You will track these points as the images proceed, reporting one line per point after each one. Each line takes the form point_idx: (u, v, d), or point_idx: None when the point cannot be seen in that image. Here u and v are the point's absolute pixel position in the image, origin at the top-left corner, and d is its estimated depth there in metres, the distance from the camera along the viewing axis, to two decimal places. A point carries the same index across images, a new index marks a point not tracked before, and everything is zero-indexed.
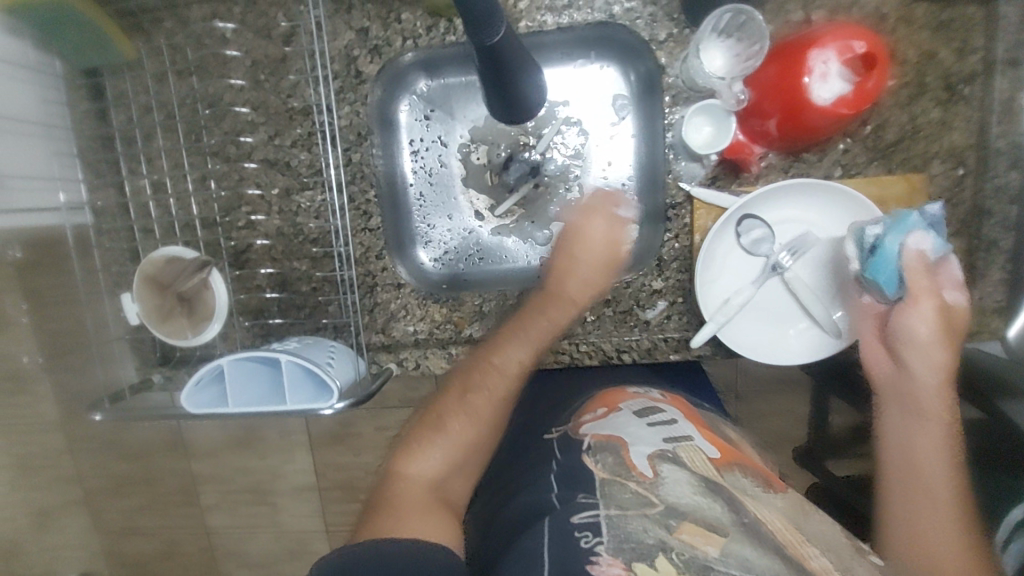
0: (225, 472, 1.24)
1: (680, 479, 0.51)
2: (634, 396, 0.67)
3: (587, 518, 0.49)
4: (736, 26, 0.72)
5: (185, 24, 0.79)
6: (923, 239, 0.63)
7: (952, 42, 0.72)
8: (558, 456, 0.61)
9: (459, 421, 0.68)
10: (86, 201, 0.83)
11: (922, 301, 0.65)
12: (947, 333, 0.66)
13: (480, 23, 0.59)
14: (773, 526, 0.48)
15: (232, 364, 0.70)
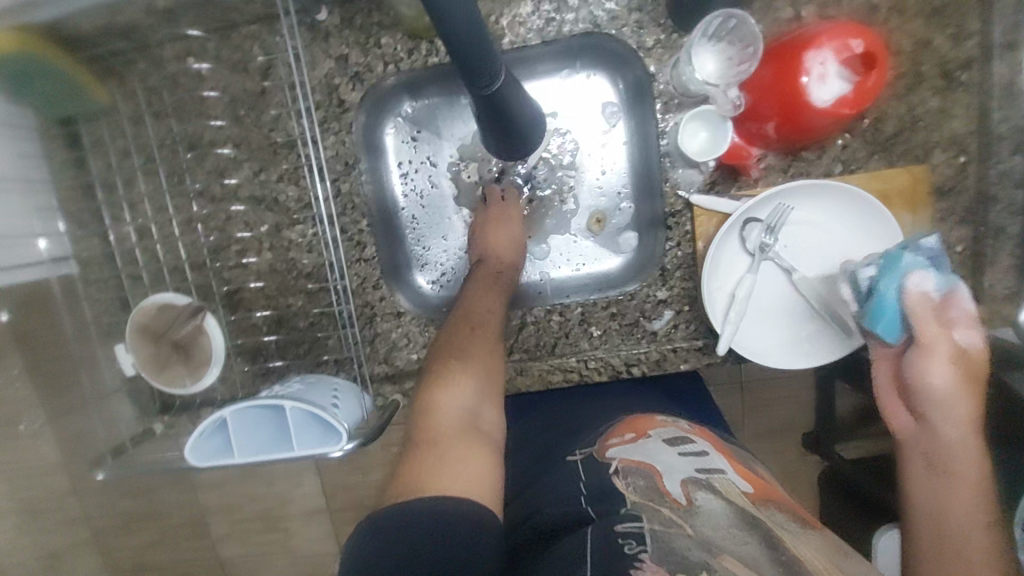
0: (233, 500, 1.21)
1: (716, 509, 0.48)
2: (665, 424, 0.64)
3: (631, 527, 0.46)
4: (726, 30, 0.70)
5: (158, 65, 0.76)
6: (924, 279, 0.60)
7: (947, 29, 0.71)
8: (582, 478, 0.58)
9: (477, 357, 0.64)
10: (70, 252, 0.80)
11: (936, 347, 0.60)
12: (968, 386, 0.61)
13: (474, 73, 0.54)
14: (811, 563, 0.44)
15: (235, 414, 0.68)
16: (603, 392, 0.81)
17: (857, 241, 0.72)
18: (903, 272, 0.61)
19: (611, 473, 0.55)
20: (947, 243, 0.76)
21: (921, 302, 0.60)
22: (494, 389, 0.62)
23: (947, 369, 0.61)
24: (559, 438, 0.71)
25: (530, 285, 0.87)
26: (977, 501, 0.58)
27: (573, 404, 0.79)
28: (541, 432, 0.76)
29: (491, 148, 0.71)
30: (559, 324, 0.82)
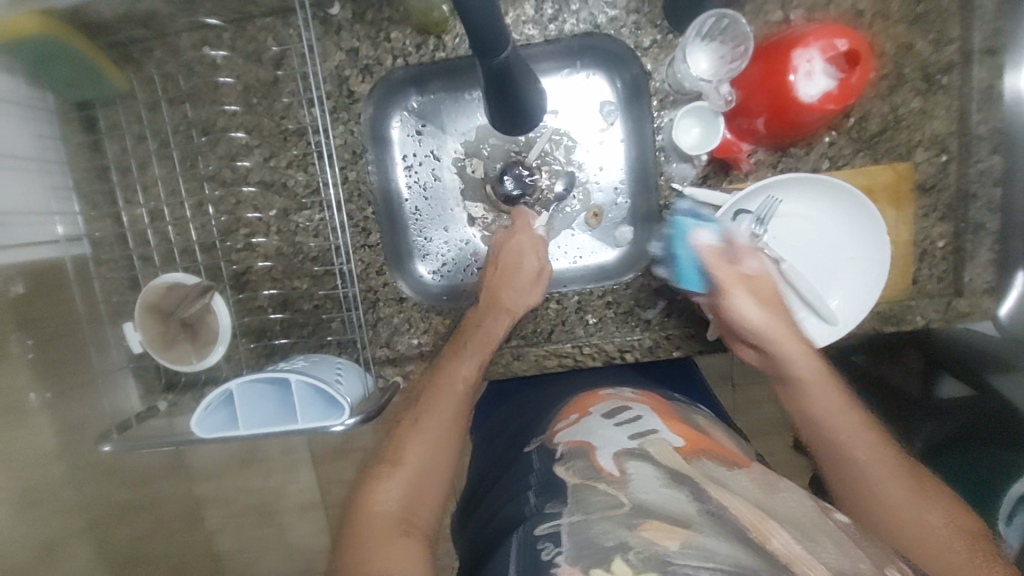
0: (228, 494, 1.25)
1: (646, 475, 0.52)
2: (607, 398, 0.71)
3: (550, 529, 0.49)
4: (719, 29, 0.73)
5: (176, 53, 0.79)
6: (705, 235, 0.72)
7: (928, 34, 0.75)
8: (536, 468, 0.63)
9: (416, 445, 0.66)
10: (84, 232, 0.82)
11: (733, 286, 0.70)
12: (771, 306, 0.71)
13: (487, 45, 0.60)
14: (737, 510, 0.47)
15: (241, 387, 0.70)
16: (587, 375, 0.84)
17: (840, 233, 0.75)
18: (687, 233, 0.73)
19: (556, 461, 0.60)
20: (929, 238, 0.80)
21: (708, 254, 0.71)
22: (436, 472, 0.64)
23: (748, 298, 0.71)
24: (532, 417, 0.77)
25: None
26: (832, 403, 0.68)
27: (569, 386, 0.82)
28: (519, 415, 0.79)
29: (496, 129, 0.77)
30: (557, 311, 0.85)
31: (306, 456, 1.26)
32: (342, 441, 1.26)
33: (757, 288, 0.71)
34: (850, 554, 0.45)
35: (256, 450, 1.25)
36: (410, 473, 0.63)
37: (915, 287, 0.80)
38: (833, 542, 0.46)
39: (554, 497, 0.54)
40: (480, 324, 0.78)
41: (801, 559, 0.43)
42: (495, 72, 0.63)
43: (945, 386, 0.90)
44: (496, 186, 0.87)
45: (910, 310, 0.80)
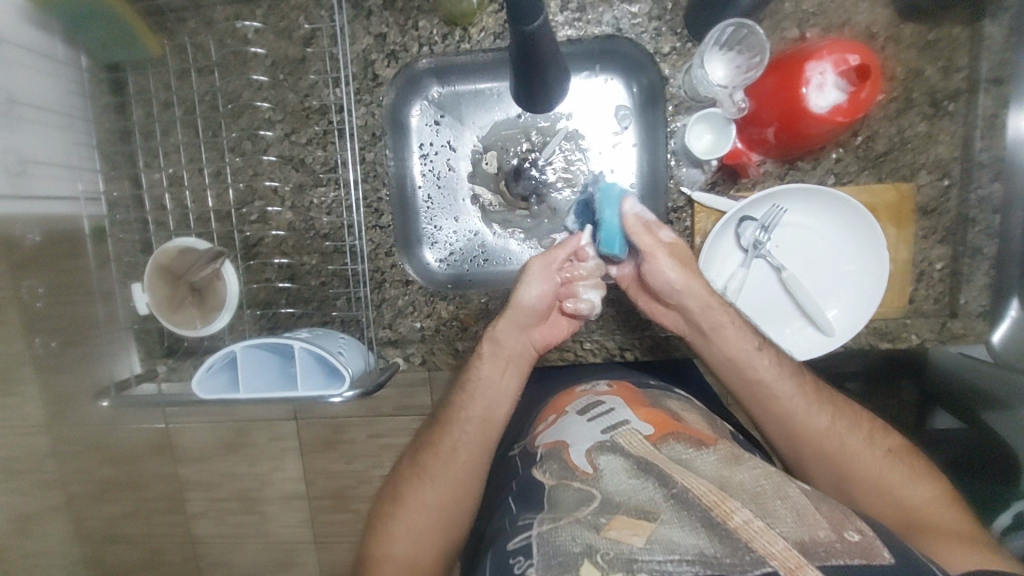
0: (213, 477, 1.25)
1: (615, 468, 0.57)
2: (582, 395, 0.77)
3: (521, 541, 0.54)
4: (737, 39, 0.77)
5: (209, 24, 0.81)
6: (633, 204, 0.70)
7: (938, 61, 0.77)
8: (520, 472, 0.70)
9: (414, 487, 0.73)
10: (102, 191, 0.83)
11: (658, 251, 0.69)
12: (691, 268, 0.71)
13: (522, 9, 0.62)
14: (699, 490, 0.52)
15: (244, 351, 0.71)
16: (582, 370, 0.87)
17: (841, 246, 0.77)
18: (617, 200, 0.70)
19: (536, 466, 0.67)
20: (928, 259, 0.81)
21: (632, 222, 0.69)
22: (436, 508, 0.72)
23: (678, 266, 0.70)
24: (524, 419, 0.83)
25: None
26: (803, 395, 0.73)
27: (571, 378, 0.85)
28: (520, 418, 0.86)
29: (517, 99, 0.81)
30: None
31: (296, 445, 1.23)
32: (333, 434, 1.22)
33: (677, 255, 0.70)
34: (809, 522, 0.50)
35: (246, 434, 1.22)
36: (408, 513, 0.73)
37: (911, 306, 0.82)
38: (791, 511, 0.51)
39: (531, 505, 0.60)
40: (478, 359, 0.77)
41: (760, 534, 0.48)
42: (526, 41, 0.66)
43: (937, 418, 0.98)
44: (509, 182, 0.90)
45: (906, 328, 0.81)
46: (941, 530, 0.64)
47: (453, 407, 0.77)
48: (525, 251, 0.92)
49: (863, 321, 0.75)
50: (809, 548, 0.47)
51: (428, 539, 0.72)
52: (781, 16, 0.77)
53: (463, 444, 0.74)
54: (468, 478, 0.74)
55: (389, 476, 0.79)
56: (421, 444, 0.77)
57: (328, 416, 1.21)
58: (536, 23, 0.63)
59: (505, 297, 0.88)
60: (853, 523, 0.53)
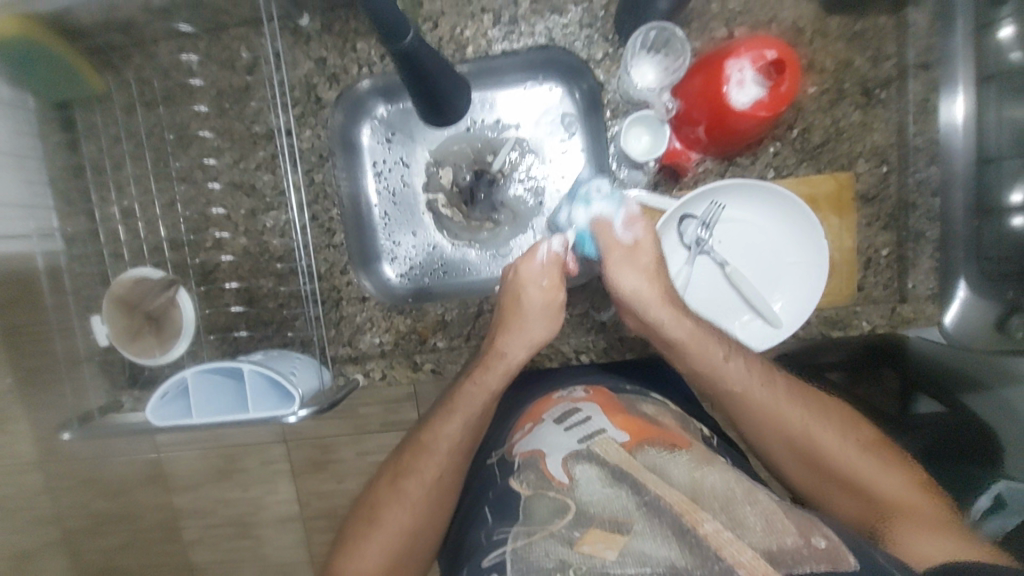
0: (208, 504, 1.26)
1: (592, 478, 0.58)
2: (558, 401, 0.76)
3: (495, 558, 0.54)
4: (662, 42, 0.79)
5: (153, 58, 0.84)
6: (604, 207, 0.78)
7: (866, 51, 0.79)
8: (498, 482, 0.70)
9: (393, 510, 0.73)
10: (57, 227, 0.84)
11: (615, 261, 0.74)
12: (648, 272, 0.74)
13: (391, 29, 0.64)
14: (672, 498, 0.53)
15: (197, 376, 0.72)
16: (554, 374, 0.87)
17: (782, 238, 0.79)
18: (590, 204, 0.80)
19: (513, 475, 0.67)
20: (874, 246, 0.82)
21: (598, 227, 0.76)
22: (417, 519, 0.73)
23: (641, 274, 0.74)
24: (498, 427, 0.84)
25: (492, 279, 0.92)
26: (771, 395, 0.73)
27: (537, 383, 0.87)
28: (494, 424, 0.86)
29: (424, 117, 0.82)
30: None
31: (287, 467, 1.23)
32: (321, 455, 1.22)
33: (631, 258, 0.74)
34: (777, 529, 0.51)
35: (235, 458, 1.23)
36: (383, 534, 0.71)
37: (860, 294, 0.83)
38: (761, 518, 0.52)
39: (506, 517, 0.60)
40: (473, 379, 0.78)
41: (731, 543, 0.48)
42: (406, 58, 0.68)
43: (922, 404, 0.97)
44: (466, 208, 0.92)
45: (855, 314, 0.81)
46: (908, 516, 0.64)
47: (437, 429, 0.77)
48: (483, 261, 0.93)
49: (809, 311, 0.76)
50: (777, 557, 0.48)
51: (402, 561, 0.72)
52: (709, 16, 0.79)
53: (447, 465, 0.75)
54: (450, 496, 0.75)
55: (361, 495, 0.78)
56: (399, 464, 0.76)
57: (317, 437, 1.21)
58: (408, 37, 0.65)
59: (461, 309, 0.88)
60: (819, 530, 0.53)
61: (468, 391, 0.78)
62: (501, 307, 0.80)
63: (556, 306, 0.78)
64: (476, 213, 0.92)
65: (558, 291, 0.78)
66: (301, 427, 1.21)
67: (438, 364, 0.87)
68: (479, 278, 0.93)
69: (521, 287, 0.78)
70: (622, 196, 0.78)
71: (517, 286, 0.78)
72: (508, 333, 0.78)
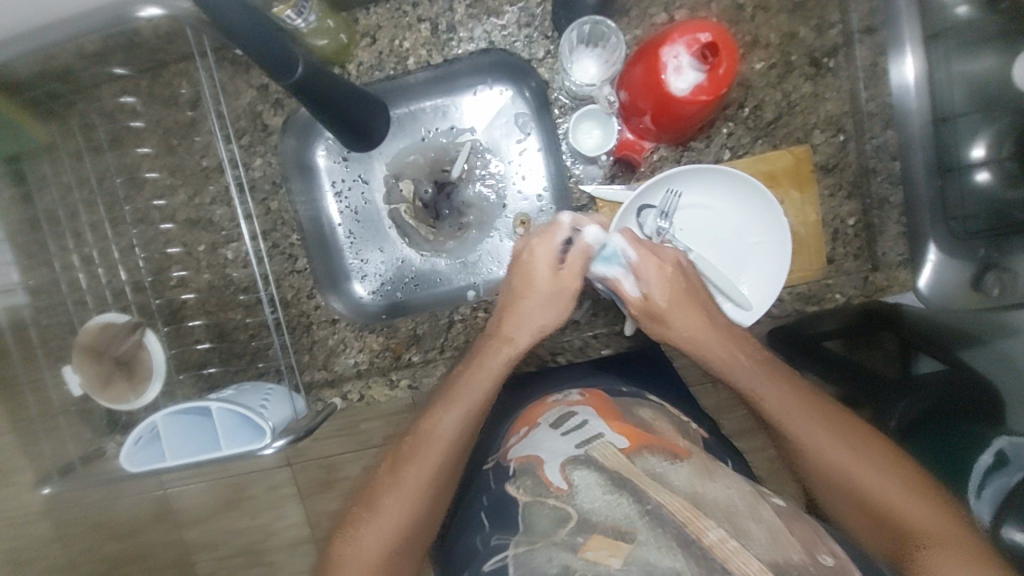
0: (216, 537, 1.26)
1: (590, 484, 0.52)
2: (553, 405, 0.70)
3: (496, 563, 0.53)
4: (598, 35, 0.79)
5: (96, 102, 0.84)
6: (608, 267, 0.72)
7: (809, 21, 0.78)
8: (492, 487, 0.65)
9: (391, 500, 0.65)
10: (17, 281, 0.82)
11: (647, 320, 0.72)
12: (674, 310, 0.70)
13: (280, 67, 0.61)
14: (671, 506, 0.49)
15: (167, 420, 0.72)
16: (549, 377, 0.84)
17: (744, 218, 0.77)
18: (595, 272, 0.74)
19: (508, 481, 0.62)
20: (839, 217, 0.81)
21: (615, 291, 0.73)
22: (416, 513, 0.66)
23: (701, 322, 0.70)
24: (489, 436, 0.80)
25: (463, 288, 0.92)
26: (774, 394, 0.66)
27: (521, 388, 0.85)
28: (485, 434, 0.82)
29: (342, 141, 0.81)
30: (485, 320, 0.86)
31: (292, 490, 1.23)
32: (327, 474, 1.22)
33: (653, 309, 0.71)
34: (783, 543, 0.47)
35: (241, 488, 1.23)
36: (379, 529, 0.64)
37: (831, 267, 0.81)
38: (765, 530, 0.48)
39: (504, 524, 0.57)
40: (478, 355, 0.73)
41: (736, 554, 0.44)
42: (302, 89, 0.66)
43: (922, 363, 0.95)
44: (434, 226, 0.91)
45: (828, 288, 0.79)
46: (918, 541, 0.55)
47: (438, 414, 0.70)
48: (453, 269, 0.92)
49: (777, 289, 0.75)
50: (784, 570, 0.44)
51: (398, 559, 0.64)
52: (647, 2, 0.78)
53: (452, 453, 0.68)
54: (448, 485, 0.68)
55: (354, 491, 0.71)
56: (398, 453, 0.69)
57: (320, 457, 1.21)
58: (297, 72, 0.63)
59: (432, 321, 0.87)
60: (825, 545, 0.50)
61: (474, 371, 0.72)
62: (508, 284, 0.75)
63: (564, 296, 0.72)
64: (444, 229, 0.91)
65: (566, 270, 0.72)
66: (303, 448, 1.20)
67: (414, 378, 0.84)
68: (452, 288, 0.92)
69: (531, 263, 0.73)
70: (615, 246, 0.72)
71: (523, 272, 0.73)
72: (514, 311, 0.73)
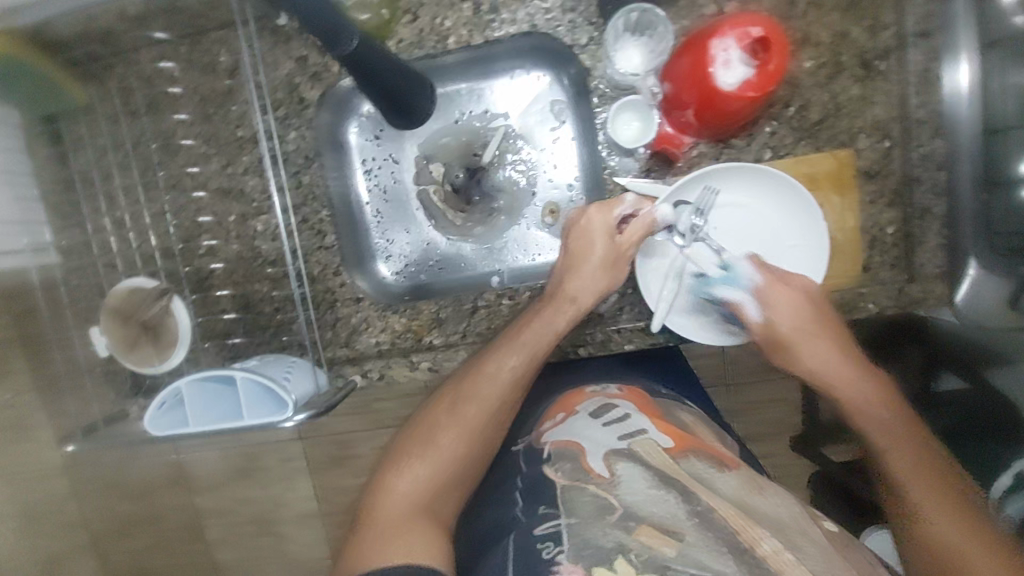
0: (227, 504, 1.29)
1: (635, 476, 0.53)
2: (591, 396, 0.71)
3: (550, 528, 0.50)
4: (646, 24, 0.77)
5: (135, 66, 0.84)
6: (727, 289, 0.75)
7: (863, 21, 0.76)
8: (522, 469, 0.64)
9: (448, 434, 0.68)
10: (51, 242, 0.84)
11: (770, 345, 0.74)
12: (801, 339, 0.72)
13: (331, 37, 0.62)
14: (724, 512, 0.49)
15: (191, 386, 0.72)
16: (577, 371, 0.84)
17: (782, 220, 0.76)
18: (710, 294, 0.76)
19: (543, 462, 0.61)
20: (879, 225, 0.79)
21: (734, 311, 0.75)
22: (467, 454, 0.68)
23: (829, 351, 0.72)
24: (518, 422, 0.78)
25: (488, 274, 0.91)
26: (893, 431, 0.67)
27: (547, 380, 0.85)
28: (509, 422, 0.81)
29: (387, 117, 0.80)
30: (510, 307, 0.86)
31: (304, 464, 1.24)
32: (339, 450, 1.23)
33: (781, 334, 0.73)
34: (834, 562, 0.46)
35: (254, 458, 1.25)
36: (436, 457, 0.66)
37: (866, 276, 0.80)
38: (817, 548, 0.48)
39: (540, 499, 0.55)
40: (541, 309, 0.74)
41: (792, 567, 0.44)
42: (350, 63, 0.66)
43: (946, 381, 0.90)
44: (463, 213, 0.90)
45: (862, 297, 0.78)
46: None
47: (500, 359, 0.72)
48: (478, 255, 0.91)
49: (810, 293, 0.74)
50: None
51: (453, 483, 0.66)
52: None
53: (508, 394, 0.71)
54: (499, 428, 0.71)
55: (403, 428, 0.73)
56: (458, 389, 0.71)
57: (332, 432, 1.22)
58: (347, 45, 0.63)
59: (455, 305, 0.86)
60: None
61: (536, 322, 0.73)
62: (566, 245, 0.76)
63: (620, 263, 0.74)
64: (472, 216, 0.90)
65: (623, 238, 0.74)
66: (317, 423, 1.21)
67: (435, 362, 0.85)
68: (476, 273, 0.91)
69: (591, 222, 0.75)
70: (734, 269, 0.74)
71: (579, 231, 0.75)
72: (576, 273, 0.74)
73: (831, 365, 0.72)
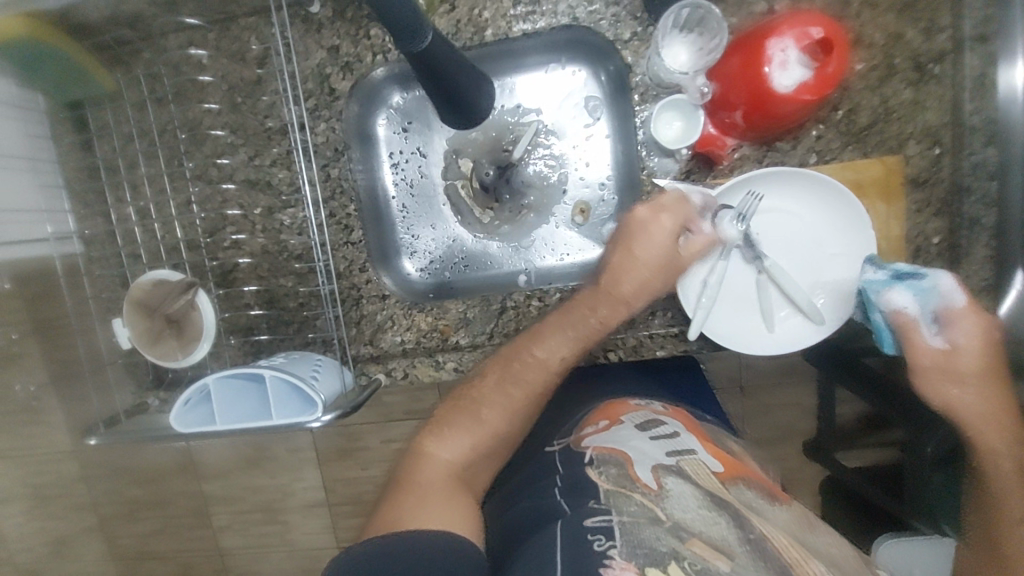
0: (236, 491, 1.28)
1: (685, 492, 0.52)
2: (637, 408, 0.69)
3: (601, 522, 0.49)
4: (696, 21, 0.75)
5: (163, 52, 0.81)
6: (901, 298, 0.66)
7: (918, 23, 0.72)
8: (557, 470, 0.63)
9: (495, 410, 0.65)
10: (75, 230, 0.85)
11: (924, 371, 0.66)
12: (962, 376, 0.65)
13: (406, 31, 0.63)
14: (778, 542, 0.48)
15: (219, 382, 0.71)
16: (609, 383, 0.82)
17: (826, 227, 0.74)
18: (874, 298, 0.67)
19: (586, 463, 0.60)
20: (924, 235, 0.76)
21: (901, 325, 0.66)
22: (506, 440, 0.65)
23: (976, 391, 0.65)
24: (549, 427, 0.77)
25: (516, 274, 0.89)
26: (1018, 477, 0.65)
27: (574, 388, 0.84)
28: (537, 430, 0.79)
29: (445, 116, 0.79)
30: (539, 309, 0.83)
31: (313, 455, 1.23)
32: (348, 441, 1.22)
33: (943, 361, 0.65)
34: None
35: (264, 448, 1.23)
36: (481, 430, 0.64)
37: None
38: None
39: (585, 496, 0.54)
40: (593, 305, 0.69)
41: None
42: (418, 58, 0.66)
43: None
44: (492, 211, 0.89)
45: None
46: None
47: (552, 347, 0.68)
48: (505, 253, 0.89)
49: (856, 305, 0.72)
50: None
51: (489, 461, 0.64)
52: None
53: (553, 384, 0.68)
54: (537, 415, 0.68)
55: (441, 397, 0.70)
56: (508, 366, 0.67)
57: (342, 424, 1.20)
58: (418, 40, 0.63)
59: (483, 305, 0.84)
60: None
61: (590, 313, 0.69)
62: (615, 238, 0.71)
63: (672, 268, 0.70)
64: (501, 215, 0.89)
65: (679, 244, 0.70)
66: None
67: (461, 362, 0.83)
68: (503, 271, 0.89)
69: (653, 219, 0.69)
70: (930, 284, 0.65)
71: (637, 227, 0.69)
72: (629, 273, 0.69)
73: (974, 396, 0.65)
